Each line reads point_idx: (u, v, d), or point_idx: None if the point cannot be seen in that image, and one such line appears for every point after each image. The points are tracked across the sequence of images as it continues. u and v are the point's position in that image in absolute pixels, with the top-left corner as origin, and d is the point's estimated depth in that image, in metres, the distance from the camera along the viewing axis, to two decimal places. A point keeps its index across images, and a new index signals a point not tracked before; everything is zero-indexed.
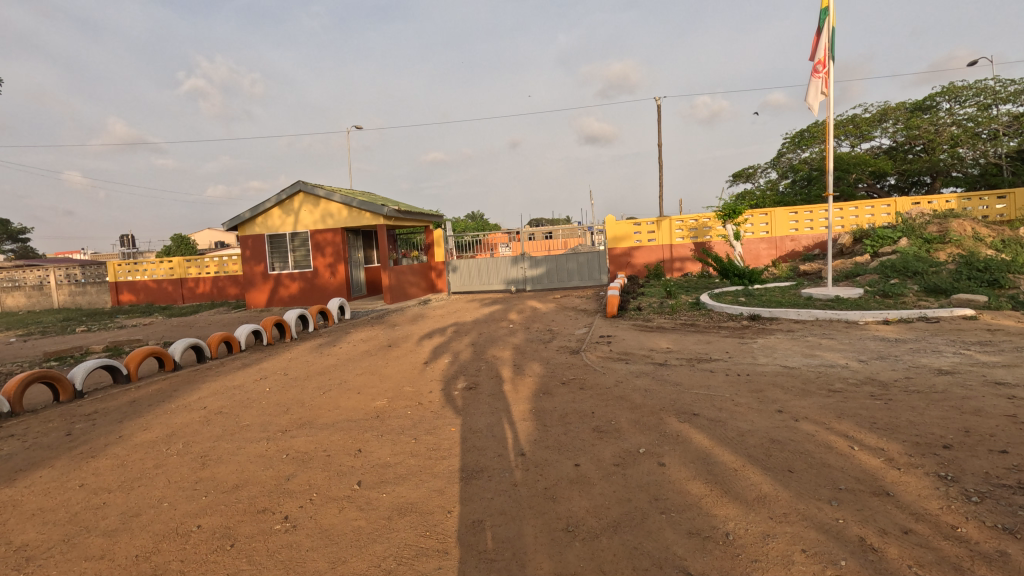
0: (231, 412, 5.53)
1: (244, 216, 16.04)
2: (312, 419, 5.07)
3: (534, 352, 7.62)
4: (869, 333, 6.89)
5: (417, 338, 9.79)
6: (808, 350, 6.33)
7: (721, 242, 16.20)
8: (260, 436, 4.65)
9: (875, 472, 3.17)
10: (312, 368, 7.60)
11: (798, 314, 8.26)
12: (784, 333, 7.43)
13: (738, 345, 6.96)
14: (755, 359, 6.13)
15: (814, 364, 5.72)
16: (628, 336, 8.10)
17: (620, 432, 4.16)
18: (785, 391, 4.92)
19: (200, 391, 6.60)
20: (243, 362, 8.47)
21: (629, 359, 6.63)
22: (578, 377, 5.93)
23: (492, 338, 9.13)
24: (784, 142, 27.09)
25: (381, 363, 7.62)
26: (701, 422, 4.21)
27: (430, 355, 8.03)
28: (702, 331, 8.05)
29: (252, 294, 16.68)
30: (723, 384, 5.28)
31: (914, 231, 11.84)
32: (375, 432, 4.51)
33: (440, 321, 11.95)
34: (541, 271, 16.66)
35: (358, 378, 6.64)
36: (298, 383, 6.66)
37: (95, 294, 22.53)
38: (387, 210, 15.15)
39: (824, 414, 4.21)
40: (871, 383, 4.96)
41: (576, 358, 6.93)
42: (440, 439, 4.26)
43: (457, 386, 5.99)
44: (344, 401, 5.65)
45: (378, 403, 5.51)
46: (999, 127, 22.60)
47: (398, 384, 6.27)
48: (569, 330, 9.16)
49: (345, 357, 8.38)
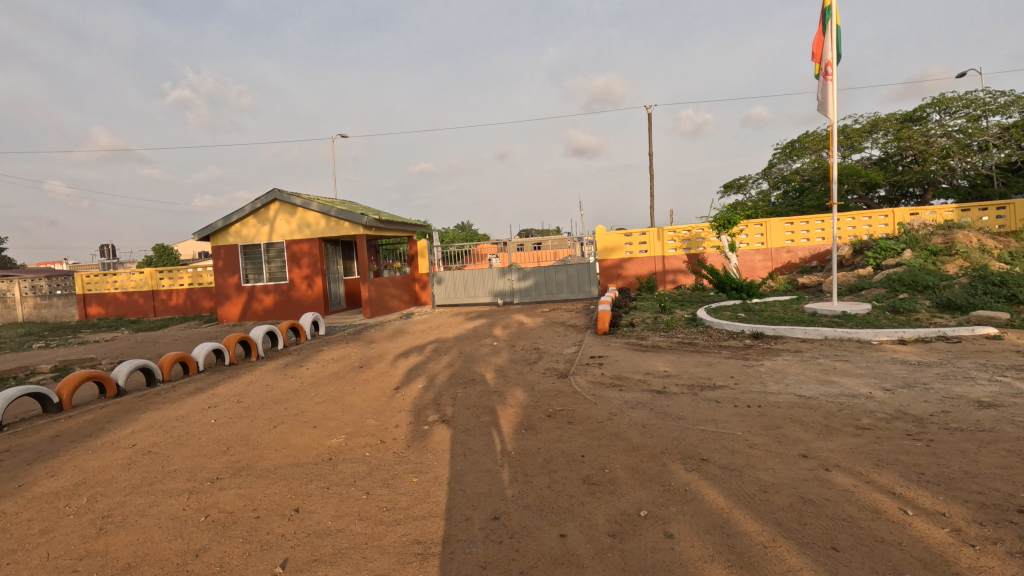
0: (161, 453, 4.73)
1: (216, 226, 15.22)
2: (253, 464, 4.29)
3: (519, 375, 6.88)
4: (887, 355, 6.26)
5: (393, 358, 9.01)
6: (823, 375, 5.65)
7: (715, 253, 15.65)
8: (184, 487, 3.86)
9: (944, 552, 2.47)
10: (271, 394, 6.79)
11: (805, 332, 7.63)
12: (792, 354, 6.77)
13: (744, 368, 6.27)
14: (764, 386, 5.45)
15: (834, 393, 5.05)
16: (621, 356, 7.39)
17: (617, 485, 3.45)
18: (806, 428, 4.23)
19: (136, 423, 5.79)
20: (197, 386, 7.64)
21: (623, 385, 5.92)
22: (566, 408, 5.20)
23: (473, 358, 8.39)
24: (775, 153, 26.79)
25: (349, 389, 6.84)
26: (713, 473, 3.50)
27: (403, 379, 7.26)
28: (701, 352, 7.38)
29: (224, 307, 15.82)
30: (732, 418, 4.58)
31: (918, 243, 11.31)
32: (321, 483, 3.75)
33: (421, 337, 11.17)
34: (529, 283, 15.97)
35: (318, 408, 5.87)
36: (250, 414, 5.86)
37: (62, 307, 21.46)
38: (367, 219, 14.38)
39: (860, 462, 3.51)
40: (903, 418, 4.30)
41: (564, 384, 6.20)
42: (398, 493, 3.51)
43: (429, 419, 5.24)
44: (294, 439, 4.87)
45: (334, 441, 4.74)
46: (990, 138, 22.40)
47: (361, 416, 5.49)
48: (557, 349, 8.43)
49: (310, 380, 7.59)
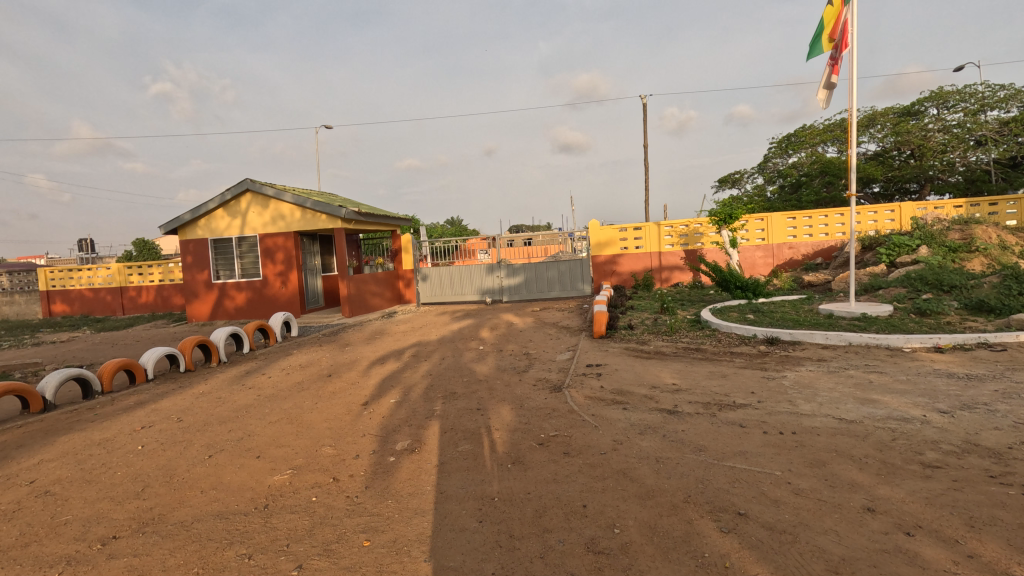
0: (58, 495, 3.80)
1: (184, 218, 14.19)
2: (168, 514, 3.38)
3: (506, 388, 6.00)
4: (926, 366, 5.49)
5: (367, 364, 8.09)
6: (860, 392, 4.83)
7: (714, 249, 14.87)
8: (67, 553, 2.96)
9: None
10: (218, 410, 5.85)
11: (826, 338, 6.84)
12: (816, 364, 5.98)
13: (764, 382, 5.45)
14: (793, 406, 4.62)
15: (880, 415, 4.24)
16: (621, 365, 6.54)
17: (632, 555, 2.60)
18: (861, 466, 3.40)
19: (49, 449, 4.86)
20: (139, 399, 6.69)
21: (627, 402, 5.05)
22: (561, 433, 4.34)
23: (455, 365, 7.52)
24: (770, 147, 26.15)
25: (309, 404, 5.90)
26: (758, 538, 2.67)
27: (374, 391, 6.36)
28: (711, 360, 6.58)
29: (194, 305, 14.81)
30: (766, 450, 3.75)
31: (933, 238, 10.59)
32: (244, 548, 2.87)
33: (401, 339, 10.25)
34: (519, 280, 15.13)
35: (269, 431, 4.98)
36: (187, 437, 4.94)
37: (24, 304, 20.18)
38: (345, 211, 13.41)
39: (948, 522, 2.69)
40: (977, 452, 3.48)
41: (559, 399, 5.33)
42: (344, 567, 2.64)
43: (396, 447, 4.35)
44: (228, 476, 3.96)
45: (276, 480, 3.84)
46: (988, 133, 21.78)
47: (316, 443, 4.59)
48: (549, 356, 7.57)
49: (269, 392, 6.68)
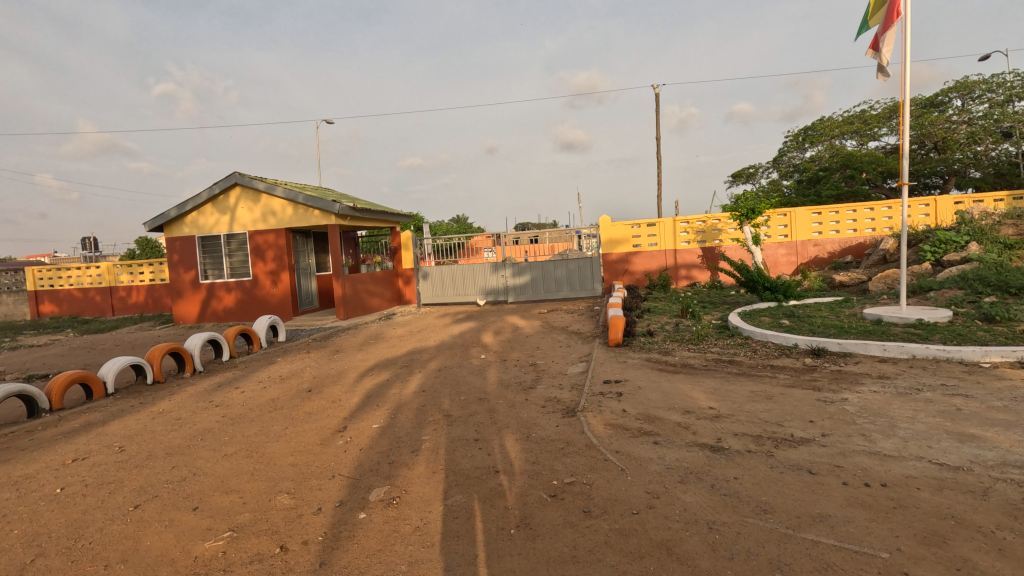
0: None
1: (170, 215, 13.36)
2: None
3: (510, 410, 5.06)
4: (1019, 388, 4.51)
5: (355, 376, 7.17)
6: (953, 425, 3.86)
7: (734, 247, 13.86)
8: None
9: None
10: (171, 436, 4.97)
11: (883, 349, 5.87)
12: (878, 382, 5.01)
13: (821, 407, 4.48)
14: (871, 444, 3.66)
15: (991, 460, 3.27)
16: (645, 382, 5.59)
17: None
18: (1005, 547, 2.44)
19: None
20: (90, 419, 5.82)
21: (658, 435, 4.10)
22: (579, 480, 3.41)
23: (453, 378, 6.59)
24: (786, 141, 25.05)
25: (278, 430, 5.00)
26: None
27: (358, 412, 5.45)
28: (751, 375, 5.63)
29: (180, 306, 13.96)
30: (854, 515, 2.80)
31: (983, 234, 9.58)
32: None
33: (397, 345, 9.33)
34: (525, 280, 14.21)
35: (221, 469, 4.06)
36: (118, 477, 4.03)
37: (12, 306, 19.37)
38: (339, 206, 12.49)
39: None
40: None
41: (572, 427, 4.40)
42: None
43: (369, 498, 3.42)
44: (146, 541, 3.04)
45: (206, 548, 2.92)
46: (1017, 123, 20.58)
47: (272, 488, 3.67)
48: (560, 367, 6.65)
49: (237, 411, 5.78)
